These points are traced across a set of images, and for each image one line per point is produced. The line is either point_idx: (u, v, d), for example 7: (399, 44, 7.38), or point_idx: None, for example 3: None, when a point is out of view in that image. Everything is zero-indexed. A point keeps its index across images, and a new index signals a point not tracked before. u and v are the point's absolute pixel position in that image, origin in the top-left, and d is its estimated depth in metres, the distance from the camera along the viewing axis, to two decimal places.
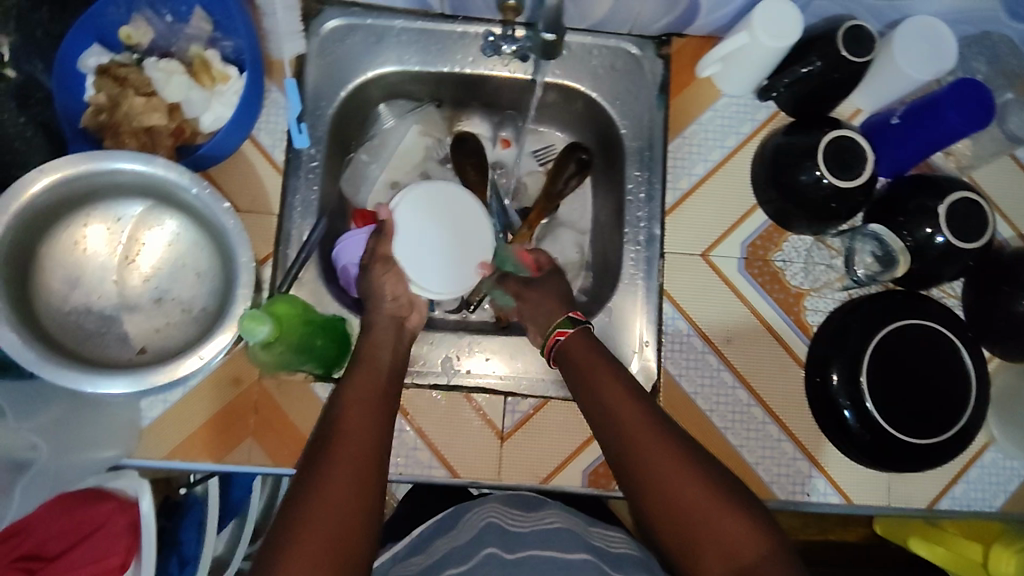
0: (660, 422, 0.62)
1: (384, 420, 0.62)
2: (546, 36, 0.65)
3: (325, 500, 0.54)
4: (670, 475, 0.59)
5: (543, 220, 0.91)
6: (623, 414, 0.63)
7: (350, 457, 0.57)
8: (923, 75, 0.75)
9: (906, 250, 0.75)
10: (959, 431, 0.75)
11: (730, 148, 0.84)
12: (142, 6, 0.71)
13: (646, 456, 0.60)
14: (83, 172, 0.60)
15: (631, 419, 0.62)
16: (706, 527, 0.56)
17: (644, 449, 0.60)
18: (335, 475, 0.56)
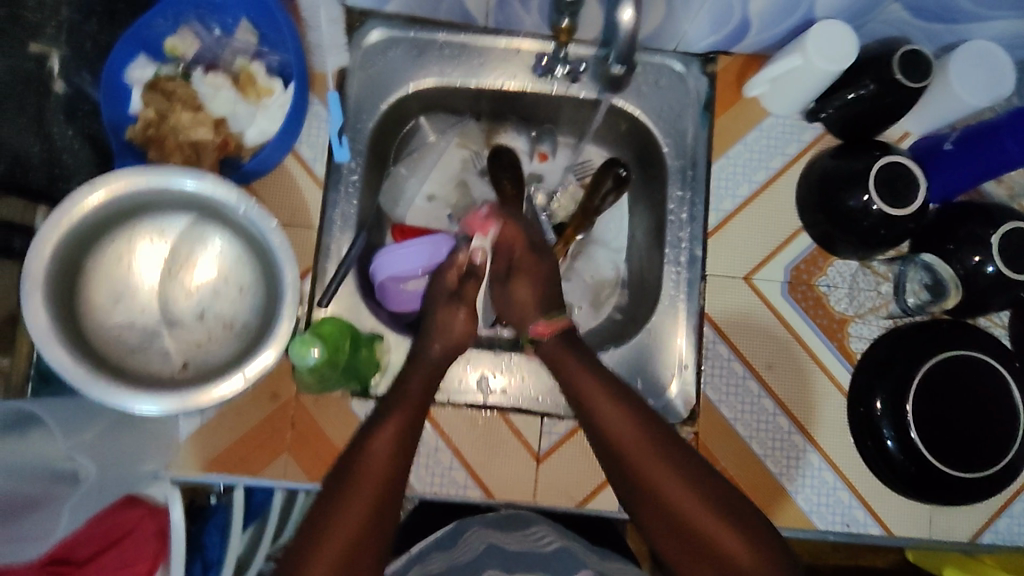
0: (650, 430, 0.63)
1: (406, 439, 0.62)
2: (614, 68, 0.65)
3: (339, 527, 0.56)
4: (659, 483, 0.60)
5: (578, 237, 0.91)
6: (618, 428, 0.63)
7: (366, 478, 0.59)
8: (981, 101, 0.73)
9: (958, 281, 0.74)
10: (1006, 466, 0.73)
11: (775, 169, 0.82)
12: (190, 19, 0.71)
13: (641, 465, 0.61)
14: (132, 188, 0.60)
15: (618, 421, 0.63)
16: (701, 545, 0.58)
17: (644, 467, 0.61)
18: (353, 495, 0.58)
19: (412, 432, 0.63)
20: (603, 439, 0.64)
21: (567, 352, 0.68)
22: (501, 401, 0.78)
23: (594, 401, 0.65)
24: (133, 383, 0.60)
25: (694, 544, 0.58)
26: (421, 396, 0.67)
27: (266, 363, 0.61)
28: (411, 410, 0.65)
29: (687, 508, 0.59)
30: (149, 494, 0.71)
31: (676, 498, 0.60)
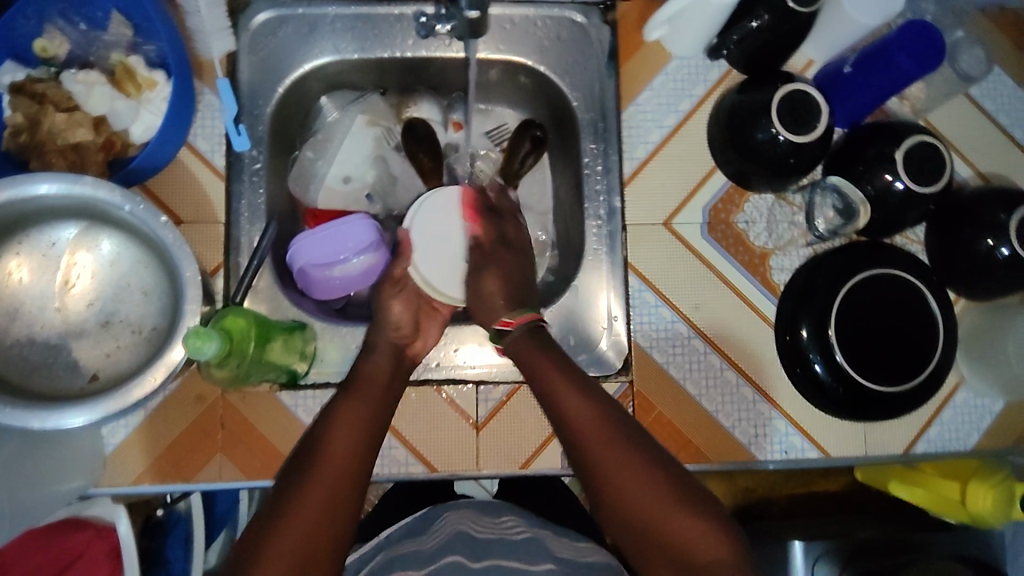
0: (615, 424, 0.61)
1: (371, 423, 0.63)
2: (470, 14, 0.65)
3: (290, 530, 0.55)
4: (618, 479, 0.58)
5: None
6: (583, 430, 0.60)
7: (318, 495, 0.57)
8: (875, 19, 0.74)
9: (866, 202, 0.75)
10: (931, 375, 0.75)
11: (684, 112, 0.82)
12: (53, 16, 0.67)
13: (605, 460, 0.59)
14: (6, 199, 0.57)
15: (577, 403, 0.62)
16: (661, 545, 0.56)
17: (598, 458, 0.59)
18: (304, 503, 0.56)
19: (372, 434, 0.62)
20: (571, 448, 0.61)
21: (531, 348, 0.67)
22: (433, 374, 0.77)
23: (553, 394, 0.63)
24: (37, 402, 0.58)
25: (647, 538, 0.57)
26: (391, 366, 0.69)
27: (172, 363, 0.60)
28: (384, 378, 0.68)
29: (645, 507, 0.57)
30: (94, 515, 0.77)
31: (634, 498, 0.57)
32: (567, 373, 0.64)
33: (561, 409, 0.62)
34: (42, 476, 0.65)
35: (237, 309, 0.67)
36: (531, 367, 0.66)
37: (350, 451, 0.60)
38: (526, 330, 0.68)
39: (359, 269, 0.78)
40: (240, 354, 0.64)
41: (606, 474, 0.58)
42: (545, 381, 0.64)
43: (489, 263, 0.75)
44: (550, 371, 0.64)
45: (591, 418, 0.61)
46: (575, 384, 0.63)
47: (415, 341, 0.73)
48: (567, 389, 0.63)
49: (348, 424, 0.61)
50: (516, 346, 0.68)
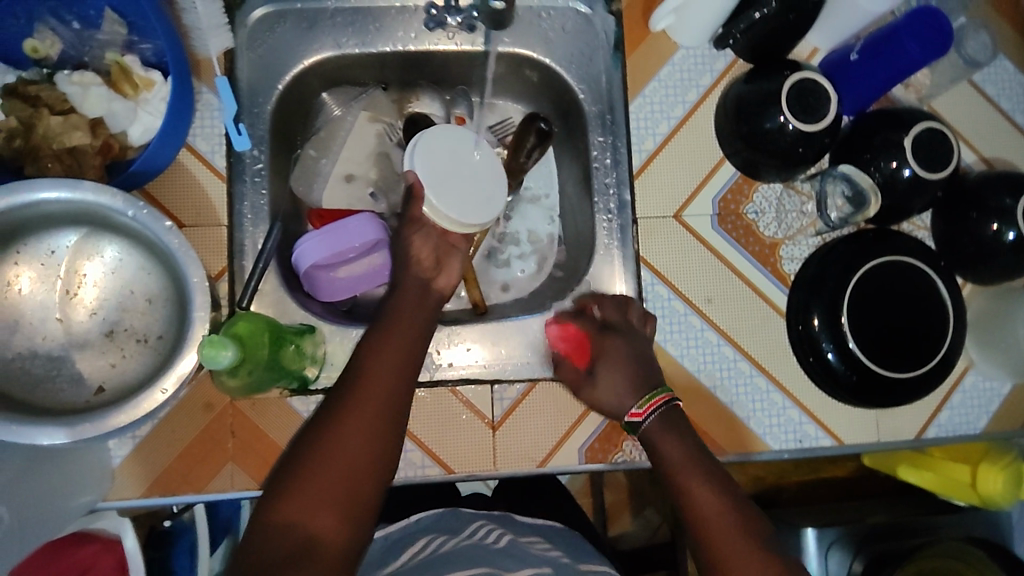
0: (732, 500, 0.61)
1: (411, 357, 0.63)
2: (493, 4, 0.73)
3: (336, 461, 0.56)
4: (725, 545, 0.59)
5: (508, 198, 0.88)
6: (709, 522, 0.60)
7: (355, 435, 0.57)
8: (881, 8, 0.73)
9: (875, 188, 0.74)
10: (941, 360, 0.76)
11: (692, 103, 0.81)
12: (45, 15, 0.65)
13: (716, 531, 0.59)
14: (3, 206, 0.55)
15: (695, 475, 0.63)
16: None
17: (712, 532, 0.59)
18: (349, 434, 0.57)
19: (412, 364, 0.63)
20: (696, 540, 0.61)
21: (665, 440, 0.65)
22: (449, 375, 0.76)
23: (670, 467, 0.64)
24: (43, 417, 0.56)
25: None
26: (422, 300, 0.68)
27: (182, 373, 0.58)
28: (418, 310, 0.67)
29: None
30: (100, 529, 0.76)
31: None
32: (703, 471, 0.63)
33: (690, 501, 0.62)
34: None
35: (245, 314, 0.65)
36: (665, 462, 0.64)
37: (382, 396, 0.60)
38: (660, 420, 0.66)
39: (366, 269, 0.79)
40: (253, 361, 0.63)
41: (729, 562, 0.58)
42: (660, 452, 0.65)
43: (607, 355, 0.71)
44: (674, 453, 0.64)
45: (715, 508, 0.61)
46: (715, 489, 0.62)
47: (439, 276, 0.71)
48: (697, 481, 0.62)
49: (379, 367, 0.61)
50: (651, 435, 0.66)
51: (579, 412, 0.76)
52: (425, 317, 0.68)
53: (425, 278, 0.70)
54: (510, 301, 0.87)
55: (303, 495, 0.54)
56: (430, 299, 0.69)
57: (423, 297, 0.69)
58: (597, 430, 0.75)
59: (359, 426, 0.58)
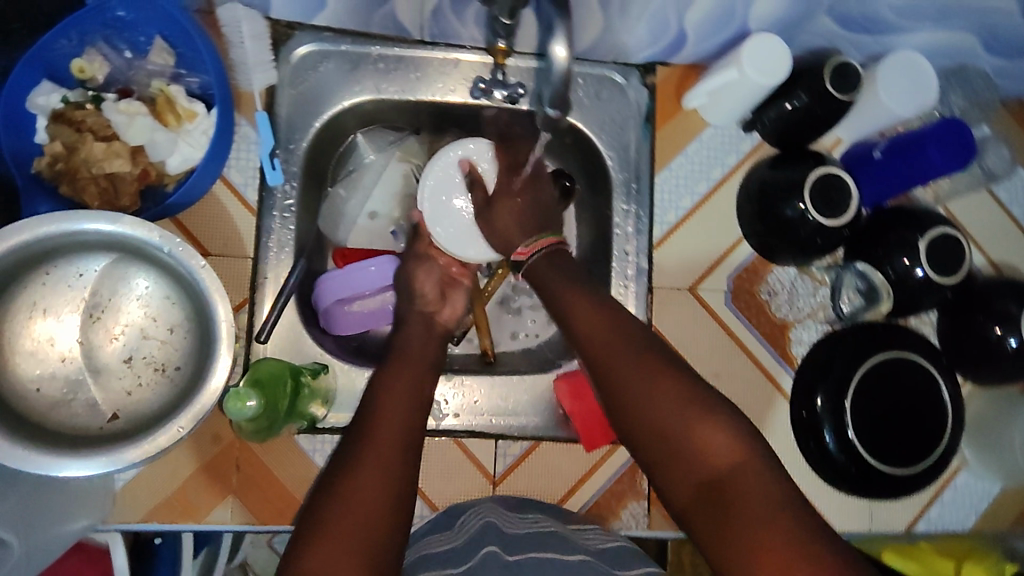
0: (637, 343, 0.60)
1: (414, 402, 0.61)
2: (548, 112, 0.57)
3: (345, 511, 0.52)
4: (631, 382, 0.58)
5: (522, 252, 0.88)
6: (627, 382, 0.58)
7: (365, 482, 0.54)
8: (907, 112, 0.75)
9: (888, 283, 0.76)
10: (937, 458, 0.77)
11: (716, 181, 0.83)
12: (97, 39, 0.66)
13: (620, 375, 0.59)
14: (41, 236, 0.55)
15: (596, 325, 0.62)
16: (675, 447, 0.55)
17: (614, 371, 0.59)
18: (355, 481, 0.54)
19: (415, 408, 0.60)
20: (623, 413, 0.58)
21: (580, 300, 0.65)
22: (454, 426, 0.77)
23: (590, 345, 0.62)
24: (58, 446, 0.56)
25: (662, 447, 0.56)
26: (425, 341, 0.69)
27: (201, 411, 0.59)
28: (422, 351, 0.68)
29: (660, 409, 0.56)
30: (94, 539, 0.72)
31: (684, 444, 0.55)
32: (602, 314, 0.63)
33: (598, 351, 0.61)
34: (49, 515, 0.63)
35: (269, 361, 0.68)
36: (562, 308, 0.66)
37: (387, 441, 0.57)
38: (546, 255, 0.70)
39: (378, 306, 0.80)
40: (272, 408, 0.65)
41: (659, 426, 0.56)
42: (578, 327, 0.63)
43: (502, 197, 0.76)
44: (587, 316, 0.63)
45: (629, 359, 0.59)
46: (614, 326, 0.62)
47: (443, 309, 0.73)
48: (611, 339, 0.61)
49: (388, 415, 0.59)
50: (561, 301, 0.66)
51: (579, 476, 0.78)
52: (426, 364, 0.66)
53: (430, 310, 0.73)
54: (519, 350, 0.87)
55: (317, 553, 0.50)
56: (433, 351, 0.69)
57: (425, 335, 0.70)
58: (596, 495, 0.77)
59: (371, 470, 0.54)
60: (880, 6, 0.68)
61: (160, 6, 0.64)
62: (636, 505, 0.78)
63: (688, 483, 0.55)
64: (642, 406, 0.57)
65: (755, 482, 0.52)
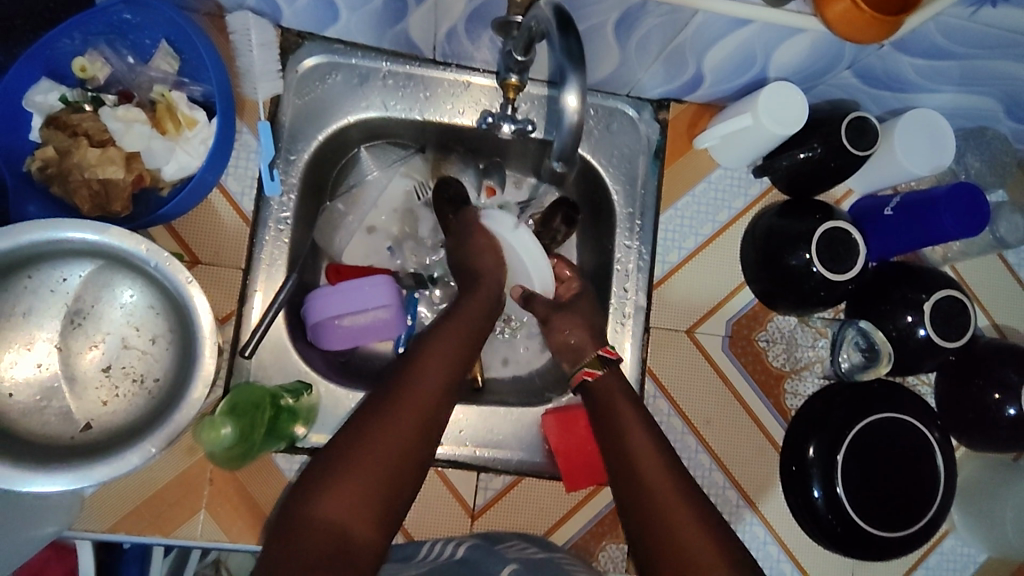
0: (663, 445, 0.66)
1: (453, 371, 0.66)
2: (555, 165, 0.56)
3: (361, 468, 0.57)
4: (649, 472, 0.63)
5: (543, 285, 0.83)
6: (635, 452, 0.65)
7: (368, 469, 0.57)
8: (922, 171, 0.74)
9: (888, 342, 0.75)
10: (925, 524, 0.75)
11: (722, 223, 0.82)
12: (100, 41, 0.65)
13: (643, 465, 0.64)
14: (28, 241, 0.55)
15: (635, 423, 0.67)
16: (667, 534, 0.59)
17: (639, 466, 0.64)
18: (376, 440, 0.58)
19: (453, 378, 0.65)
20: (626, 477, 0.64)
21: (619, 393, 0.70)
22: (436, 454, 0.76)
23: (614, 410, 0.69)
24: (27, 458, 0.55)
25: (661, 539, 0.59)
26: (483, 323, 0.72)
27: (174, 430, 0.58)
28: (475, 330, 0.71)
29: (664, 495, 0.61)
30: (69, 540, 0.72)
31: (667, 517, 0.60)
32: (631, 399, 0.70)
33: (622, 425, 0.67)
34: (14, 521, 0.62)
35: (249, 388, 0.64)
36: (601, 391, 0.71)
37: (417, 411, 0.61)
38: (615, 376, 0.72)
39: (370, 321, 0.77)
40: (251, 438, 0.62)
41: (650, 489, 0.62)
42: (604, 395, 0.70)
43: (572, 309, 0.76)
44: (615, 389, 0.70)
45: (645, 435, 0.66)
46: (636, 408, 0.69)
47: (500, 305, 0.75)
48: (631, 413, 0.68)
49: (400, 423, 0.60)
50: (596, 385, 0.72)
51: (559, 516, 0.76)
52: (455, 360, 0.67)
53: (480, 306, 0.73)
54: (509, 377, 0.85)
55: (324, 506, 0.55)
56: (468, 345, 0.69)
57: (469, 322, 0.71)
58: (575, 536, 0.76)
59: (361, 475, 0.56)
60: (901, 64, 0.67)
61: (164, 12, 0.64)
62: (614, 547, 0.76)
63: (659, 544, 0.59)
64: (645, 475, 0.63)
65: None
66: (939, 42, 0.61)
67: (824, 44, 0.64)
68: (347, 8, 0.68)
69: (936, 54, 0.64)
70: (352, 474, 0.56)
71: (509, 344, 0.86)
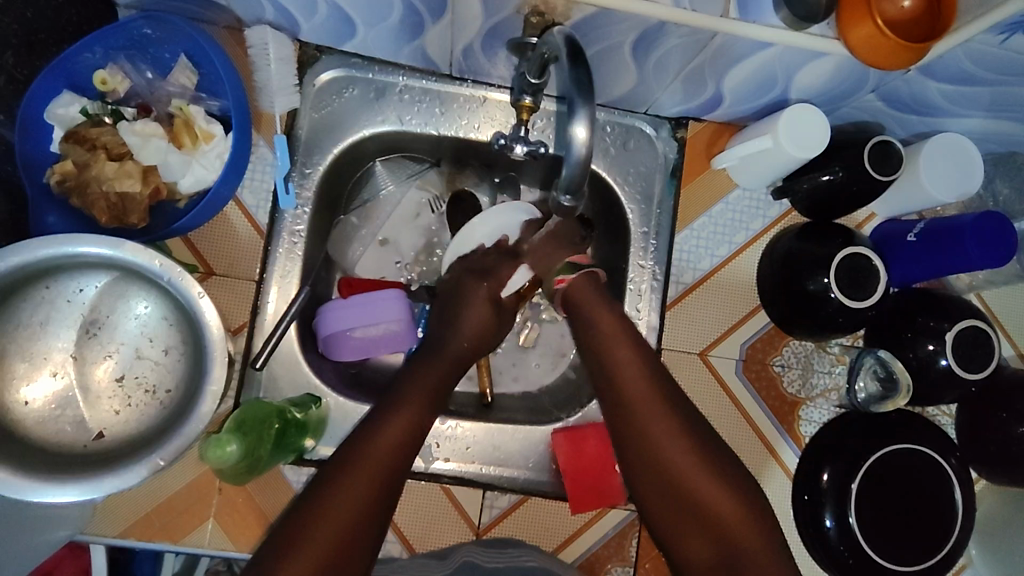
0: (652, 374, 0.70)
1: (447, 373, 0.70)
2: (563, 194, 0.55)
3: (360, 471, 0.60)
4: (640, 403, 0.69)
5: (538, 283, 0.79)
6: (642, 417, 0.68)
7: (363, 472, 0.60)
8: (947, 196, 0.71)
9: (907, 372, 0.73)
10: (940, 560, 0.72)
11: (738, 245, 0.80)
12: (121, 56, 0.66)
13: (637, 400, 0.69)
14: (46, 254, 0.56)
15: (625, 352, 0.71)
16: (663, 465, 0.67)
17: (632, 392, 0.69)
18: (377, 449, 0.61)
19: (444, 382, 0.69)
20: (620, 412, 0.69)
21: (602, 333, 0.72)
22: (444, 469, 0.76)
23: (615, 369, 0.71)
24: (37, 468, 0.56)
25: (659, 472, 0.67)
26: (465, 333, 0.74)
27: (183, 445, 0.58)
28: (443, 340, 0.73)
29: (653, 423, 0.68)
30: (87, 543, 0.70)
31: (675, 472, 0.67)
32: (635, 351, 0.71)
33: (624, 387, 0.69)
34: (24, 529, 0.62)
35: (258, 401, 0.64)
36: (592, 332, 0.73)
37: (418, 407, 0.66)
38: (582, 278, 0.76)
39: (381, 334, 0.77)
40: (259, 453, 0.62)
41: (643, 422, 0.68)
42: (606, 350, 0.72)
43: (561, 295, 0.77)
44: (615, 346, 0.71)
45: (651, 404, 0.69)
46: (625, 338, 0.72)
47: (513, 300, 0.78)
48: (639, 379, 0.69)
49: (350, 494, 0.59)
50: (587, 314, 0.74)
51: (565, 537, 0.75)
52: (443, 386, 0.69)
53: (448, 339, 0.73)
54: (518, 393, 0.84)
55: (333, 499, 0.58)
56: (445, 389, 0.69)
57: (432, 381, 0.69)
58: (580, 557, 0.75)
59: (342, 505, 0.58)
60: (927, 88, 0.65)
61: (183, 28, 0.65)
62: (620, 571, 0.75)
63: (658, 476, 0.67)
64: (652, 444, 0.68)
65: (744, 530, 0.64)
66: (967, 68, 0.60)
67: (848, 67, 0.62)
68: (364, 24, 0.68)
69: (963, 79, 0.62)
70: (314, 524, 0.57)
71: (520, 360, 0.86)
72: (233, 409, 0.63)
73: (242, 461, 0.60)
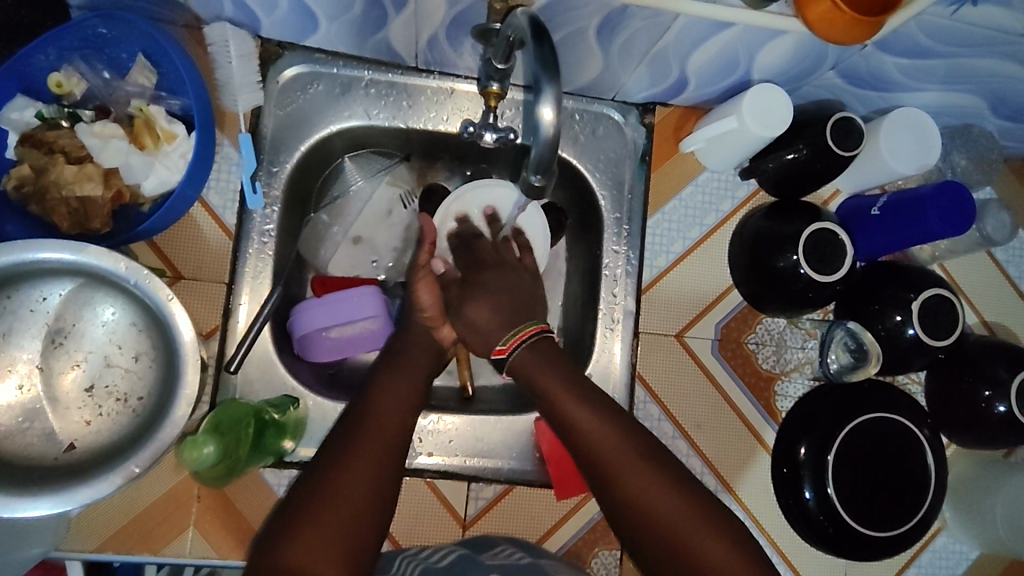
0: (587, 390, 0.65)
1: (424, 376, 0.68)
2: (532, 176, 0.55)
3: (351, 470, 0.56)
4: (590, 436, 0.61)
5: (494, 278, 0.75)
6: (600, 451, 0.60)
7: (359, 469, 0.57)
8: (907, 170, 0.73)
9: (877, 342, 0.75)
10: (917, 523, 0.74)
11: (709, 227, 0.82)
12: (76, 57, 0.65)
13: (583, 426, 0.62)
14: (6, 261, 0.54)
15: (551, 377, 0.66)
16: (634, 504, 0.58)
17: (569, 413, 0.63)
18: (360, 444, 0.58)
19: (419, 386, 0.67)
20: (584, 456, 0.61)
21: (541, 375, 0.66)
22: (427, 464, 0.75)
23: (546, 394, 0.65)
24: (6, 482, 0.55)
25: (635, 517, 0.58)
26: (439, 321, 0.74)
27: (157, 451, 0.57)
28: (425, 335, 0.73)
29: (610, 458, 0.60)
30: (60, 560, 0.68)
31: (652, 509, 0.57)
32: (568, 382, 0.65)
33: (572, 426, 0.63)
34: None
35: (234, 403, 0.63)
36: (526, 367, 0.67)
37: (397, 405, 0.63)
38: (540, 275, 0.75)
39: (358, 332, 0.76)
40: (238, 455, 0.61)
41: (604, 461, 0.60)
42: (537, 382, 0.66)
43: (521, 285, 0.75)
44: (548, 382, 0.65)
45: (610, 440, 0.61)
46: (554, 364, 0.67)
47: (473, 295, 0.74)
48: (578, 403, 0.63)
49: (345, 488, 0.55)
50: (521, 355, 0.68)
51: (551, 524, 0.76)
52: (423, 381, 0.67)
53: (429, 335, 0.73)
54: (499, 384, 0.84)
55: (318, 507, 0.54)
56: (418, 395, 0.66)
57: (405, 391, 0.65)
58: (567, 542, 0.76)
59: (338, 505, 0.54)
60: (885, 64, 0.66)
61: (140, 26, 0.63)
62: (607, 554, 0.76)
63: (632, 518, 0.58)
64: (636, 496, 0.58)
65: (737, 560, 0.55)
66: (921, 42, 0.61)
67: (807, 45, 0.63)
68: (326, 18, 0.67)
69: (918, 53, 0.63)
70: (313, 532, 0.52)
71: None
72: (208, 412, 0.62)
73: (219, 464, 0.58)
